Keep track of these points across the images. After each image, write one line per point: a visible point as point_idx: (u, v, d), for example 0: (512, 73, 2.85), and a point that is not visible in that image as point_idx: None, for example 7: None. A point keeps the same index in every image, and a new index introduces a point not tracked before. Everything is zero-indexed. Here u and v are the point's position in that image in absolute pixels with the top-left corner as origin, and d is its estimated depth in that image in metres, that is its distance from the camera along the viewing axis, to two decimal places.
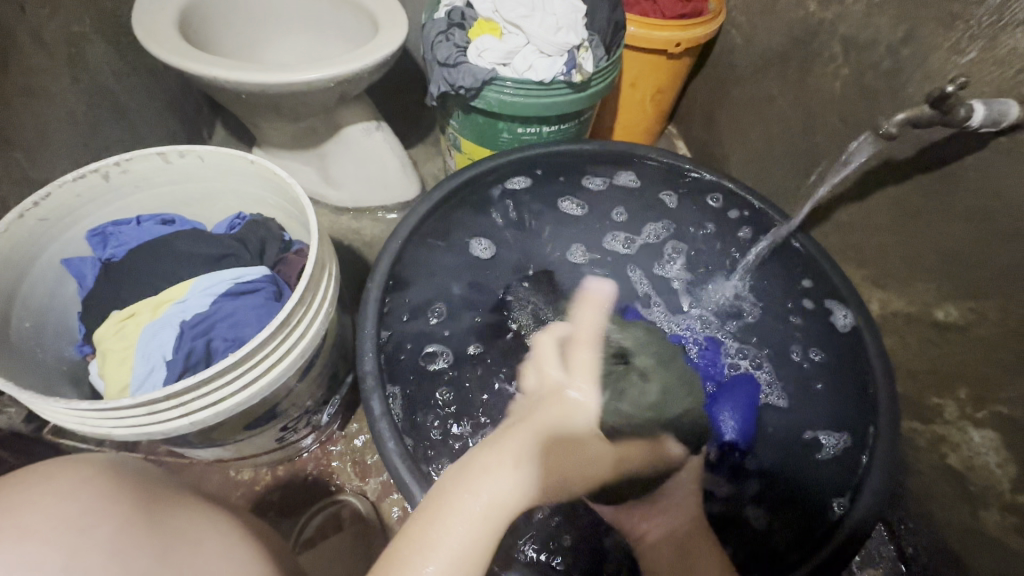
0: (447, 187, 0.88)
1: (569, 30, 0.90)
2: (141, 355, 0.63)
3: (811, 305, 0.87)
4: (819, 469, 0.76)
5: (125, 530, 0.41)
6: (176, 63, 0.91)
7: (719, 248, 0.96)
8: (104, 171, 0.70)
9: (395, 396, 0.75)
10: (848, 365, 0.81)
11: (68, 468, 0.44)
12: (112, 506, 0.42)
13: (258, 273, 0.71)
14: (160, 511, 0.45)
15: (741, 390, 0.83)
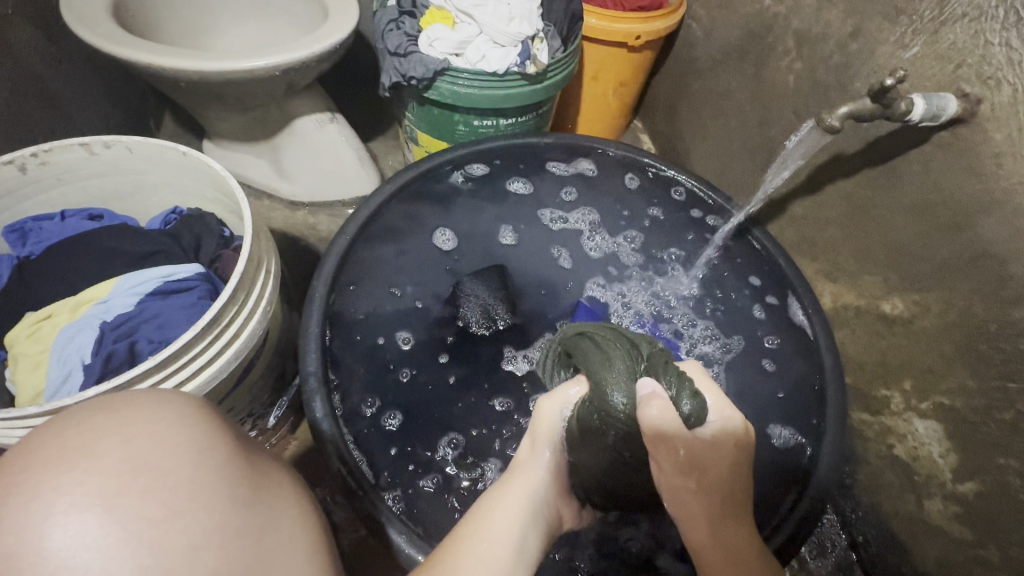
0: (406, 172, 0.89)
1: (522, 20, 0.89)
2: (58, 359, 0.59)
3: (773, 298, 0.87)
4: (774, 454, 0.76)
5: (225, 501, 0.41)
6: (107, 47, 0.86)
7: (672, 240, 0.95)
8: (20, 162, 0.65)
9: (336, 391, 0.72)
10: (795, 365, 0.81)
11: (162, 401, 0.45)
12: (215, 461, 0.42)
13: (190, 269, 0.67)
14: (258, 483, 0.44)
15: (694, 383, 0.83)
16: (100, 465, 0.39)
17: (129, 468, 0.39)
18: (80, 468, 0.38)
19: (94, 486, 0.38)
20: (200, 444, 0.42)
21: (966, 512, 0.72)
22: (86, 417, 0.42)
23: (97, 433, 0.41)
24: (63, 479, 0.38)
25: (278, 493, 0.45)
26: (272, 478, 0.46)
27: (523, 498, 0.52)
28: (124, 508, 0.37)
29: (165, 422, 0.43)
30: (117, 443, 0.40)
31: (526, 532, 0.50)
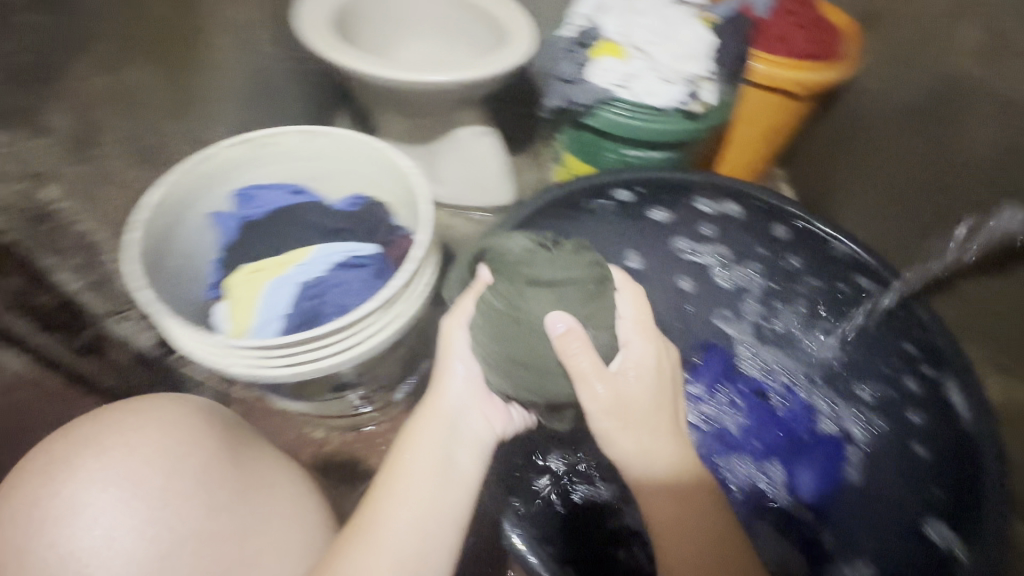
0: (535, 201, 0.89)
1: (692, 60, 0.92)
2: (263, 305, 0.71)
3: (929, 380, 0.77)
4: (909, 547, 0.72)
5: (211, 471, 0.56)
6: (325, 53, 1.01)
7: (812, 295, 0.91)
8: (257, 140, 0.79)
9: None
10: (949, 455, 0.72)
11: (172, 400, 0.60)
12: (204, 441, 0.58)
13: (369, 249, 0.77)
14: (240, 455, 0.60)
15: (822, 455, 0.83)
16: (112, 465, 0.53)
17: (119, 471, 0.53)
18: (70, 471, 0.53)
19: (110, 481, 0.52)
20: (189, 444, 0.56)
21: None
22: (97, 422, 0.57)
23: (122, 429, 0.56)
24: (71, 469, 0.53)
25: (269, 488, 0.60)
26: (263, 479, 0.60)
27: (439, 424, 0.59)
28: (118, 495, 0.52)
29: (144, 416, 0.57)
30: (91, 454, 0.53)
31: (454, 460, 0.57)
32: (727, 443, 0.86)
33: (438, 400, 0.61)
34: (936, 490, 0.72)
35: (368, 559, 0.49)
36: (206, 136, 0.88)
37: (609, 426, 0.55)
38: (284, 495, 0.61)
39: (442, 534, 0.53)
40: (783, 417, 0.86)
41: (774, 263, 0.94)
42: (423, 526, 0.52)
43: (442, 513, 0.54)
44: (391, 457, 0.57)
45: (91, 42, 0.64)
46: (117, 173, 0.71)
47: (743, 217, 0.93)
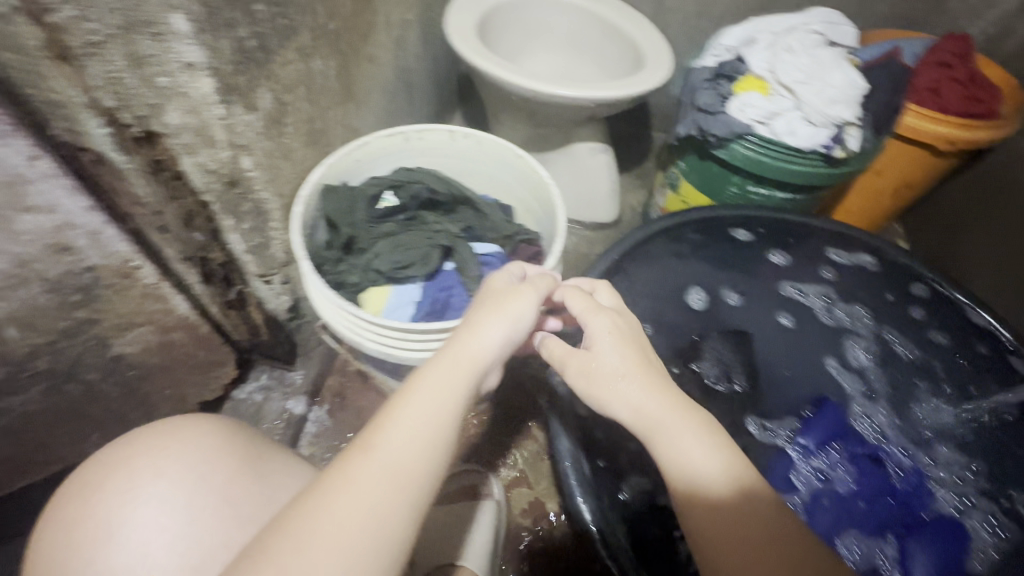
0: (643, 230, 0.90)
1: (844, 105, 0.88)
2: (397, 289, 0.73)
3: None
4: None
5: (233, 481, 0.53)
6: (471, 58, 1.06)
7: (942, 360, 0.84)
8: (407, 135, 0.83)
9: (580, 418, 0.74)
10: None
11: (186, 421, 0.57)
12: (222, 458, 0.54)
13: (494, 249, 0.80)
14: (260, 465, 0.57)
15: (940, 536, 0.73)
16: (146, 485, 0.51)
17: (163, 494, 0.51)
18: (106, 494, 0.50)
19: (140, 503, 0.50)
20: (211, 461, 0.54)
21: None
22: (132, 437, 0.54)
23: (161, 445, 0.54)
24: (107, 490, 0.50)
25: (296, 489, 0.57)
26: (270, 464, 0.58)
27: (451, 367, 0.49)
28: (161, 517, 0.49)
29: (176, 437, 0.54)
30: (122, 477, 0.51)
31: (447, 415, 0.46)
32: (843, 504, 0.76)
33: (465, 350, 0.49)
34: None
35: (327, 515, 0.40)
36: (355, 124, 0.94)
37: (647, 419, 0.52)
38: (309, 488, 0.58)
39: (378, 523, 0.41)
40: (899, 491, 0.77)
41: (893, 323, 0.88)
42: (398, 481, 0.43)
43: (405, 477, 0.43)
44: (397, 394, 0.47)
45: (303, 30, 0.70)
46: (297, 152, 0.76)
47: (877, 274, 0.92)
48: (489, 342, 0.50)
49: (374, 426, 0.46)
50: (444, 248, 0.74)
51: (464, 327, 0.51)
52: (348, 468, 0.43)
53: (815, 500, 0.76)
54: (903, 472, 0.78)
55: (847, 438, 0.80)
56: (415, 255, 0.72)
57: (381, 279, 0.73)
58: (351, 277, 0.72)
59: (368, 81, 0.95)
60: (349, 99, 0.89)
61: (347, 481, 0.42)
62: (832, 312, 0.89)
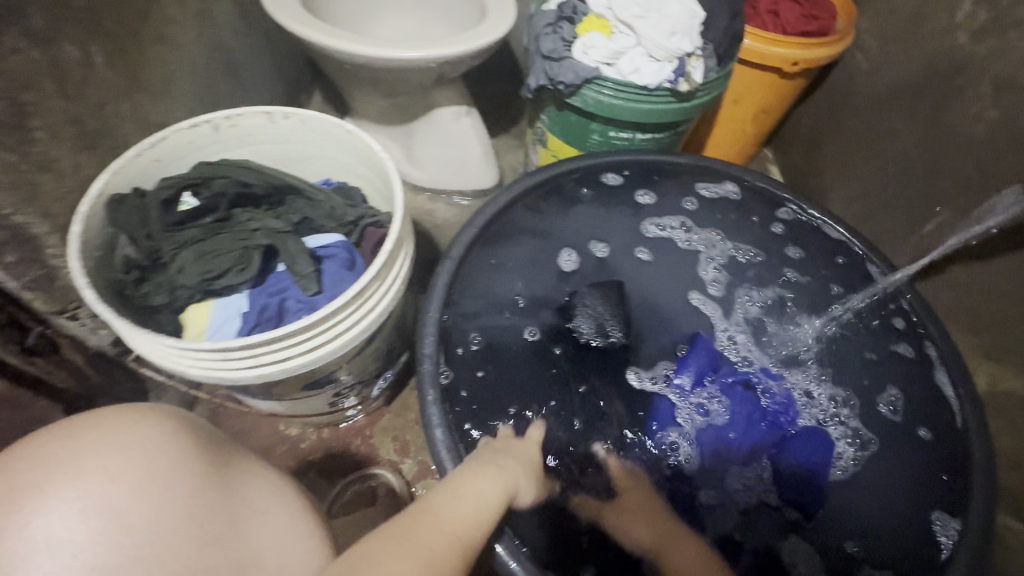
0: (507, 193, 0.88)
1: (683, 35, 0.86)
2: (221, 302, 0.64)
3: (910, 351, 0.81)
4: (909, 538, 0.70)
5: (198, 496, 0.46)
6: (293, 27, 0.95)
7: (802, 277, 0.89)
8: (215, 122, 0.72)
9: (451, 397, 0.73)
10: (932, 453, 0.75)
11: (142, 416, 0.49)
12: (187, 465, 0.47)
13: (335, 238, 0.71)
14: (230, 478, 0.50)
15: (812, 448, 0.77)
16: (87, 485, 0.43)
17: (108, 501, 0.43)
18: (45, 500, 0.42)
19: (70, 508, 0.42)
20: (170, 471, 0.46)
21: None
22: (77, 432, 0.47)
23: (105, 442, 0.46)
24: (44, 495, 0.42)
25: (258, 513, 0.50)
26: (233, 471, 0.51)
27: (497, 480, 0.61)
28: (103, 526, 0.42)
29: (133, 434, 0.47)
30: (68, 480, 0.43)
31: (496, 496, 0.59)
32: (720, 434, 0.79)
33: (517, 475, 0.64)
34: (944, 475, 0.73)
35: (395, 547, 0.46)
36: (159, 118, 0.80)
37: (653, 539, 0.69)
38: (274, 513, 0.51)
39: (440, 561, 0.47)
40: (770, 411, 0.80)
41: (756, 247, 0.92)
42: (463, 541, 0.51)
43: (463, 537, 0.51)
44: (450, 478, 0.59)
45: (24, 9, 0.56)
46: (62, 160, 0.63)
47: (744, 203, 0.95)
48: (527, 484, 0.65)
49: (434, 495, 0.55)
50: (266, 247, 0.66)
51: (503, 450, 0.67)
52: (424, 529, 0.49)
53: (693, 436, 0.78)
54: (773, 394, 0.82)
55: (720, 371, 0.83)
56: (228, 261, 0.64)
57: (198, 294, 0.64)
58: (160, 297, 0.63)
59: (167, 66, 0.81)
60: (139, 90, 0.75)
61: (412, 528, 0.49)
62: (702, 246, 0.92)
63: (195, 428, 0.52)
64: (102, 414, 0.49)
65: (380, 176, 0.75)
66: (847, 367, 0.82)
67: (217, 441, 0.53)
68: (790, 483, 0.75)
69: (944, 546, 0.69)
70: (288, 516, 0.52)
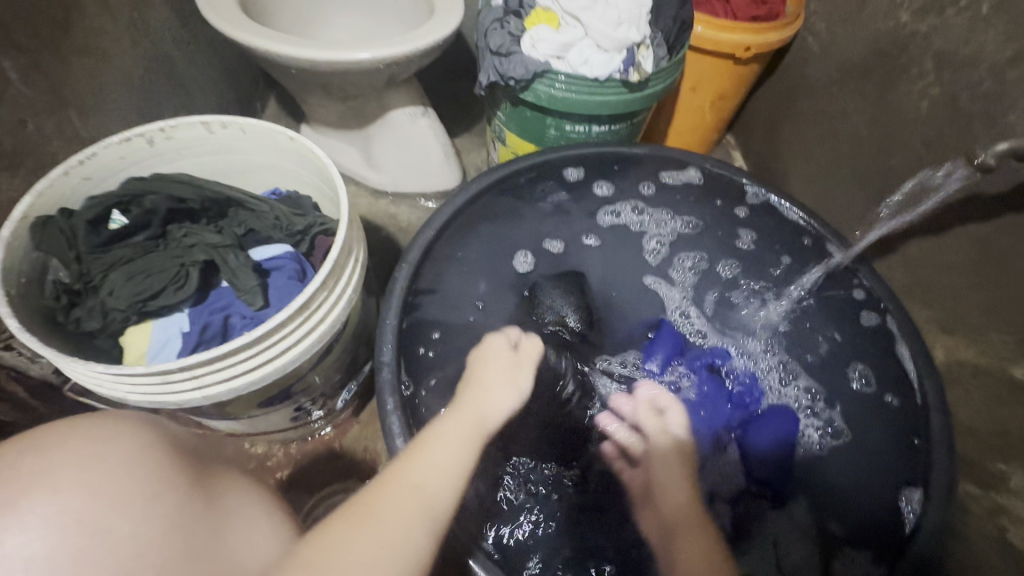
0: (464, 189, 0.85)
1: (630, 25, 0.85)
2: (160, 324, 0.61)
3: (873, 321, 0.81)
4: (877, 513, 0.72)
5: (185, 505, 0.45)
6: (232, 33, 0.91)
7: (758, 260, 0.90)
8: (148, 136, 0.69)
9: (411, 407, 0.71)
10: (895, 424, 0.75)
11: (122, 424, 0.47)
12: (168, 474, 0.46)
13: (281, 250, 0.69)
14: (209, 487, 0.49)
15: (779, 424, 0.79)
16: (67, 497, 0.40)
17: (92, 514, 0.40)
18: (16, 516, 0.39)
19: (42, 526, 0.39)
20: (159, 479, 0.44)
21: None
22: (50, 443, 0.44)
23: (83, 450, 0.43)
24: (16, 510, 0.39)
25: (239, 516, 0.50)
26: (208, 473, 0.51)
27: (466, 422, 0.62)
28: (81, 541, 0.39)
29: (118, 443, 0.45)
30: (45, 493, 0.40)
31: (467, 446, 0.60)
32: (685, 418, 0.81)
33: (474, 409, 0.64)
34: (912, 441, 0.73)
35: (367, 535, 0.46)
36: (92, 134, 0.77)
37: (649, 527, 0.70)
38: (251, 516, 0.51)
39: (408, 547, 0.46)
40: (736, 393, 0.83)
41: (716, 231, 0.92)
42: (427, 508, 0.51)
43: (431, 505, 0.51)
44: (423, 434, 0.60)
45: None
46: None
47: (700, 188, 0.94)
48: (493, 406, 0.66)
49: (404, 457, 0.56)
50: (205, 263, 0.64)
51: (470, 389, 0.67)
52: (389, 502, 0.49)
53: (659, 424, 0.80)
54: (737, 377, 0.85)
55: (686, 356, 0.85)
56: (162, 279, 0.60)
57: (133, 316, 0.61)
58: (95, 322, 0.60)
59: (96, 78, 0.77)
60: (65, 106, 0.72)
61: (384, 514, 0.48)
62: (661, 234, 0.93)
63: (170, 437, 0.51)
64: (81, 423, 0.46)
65: (327, 182, 0.73)
66: (807, 345, 0.84)
67: (188, 445, 0.52)
68: (756, 463, 0.77)
69: (909, 520, 0.70)
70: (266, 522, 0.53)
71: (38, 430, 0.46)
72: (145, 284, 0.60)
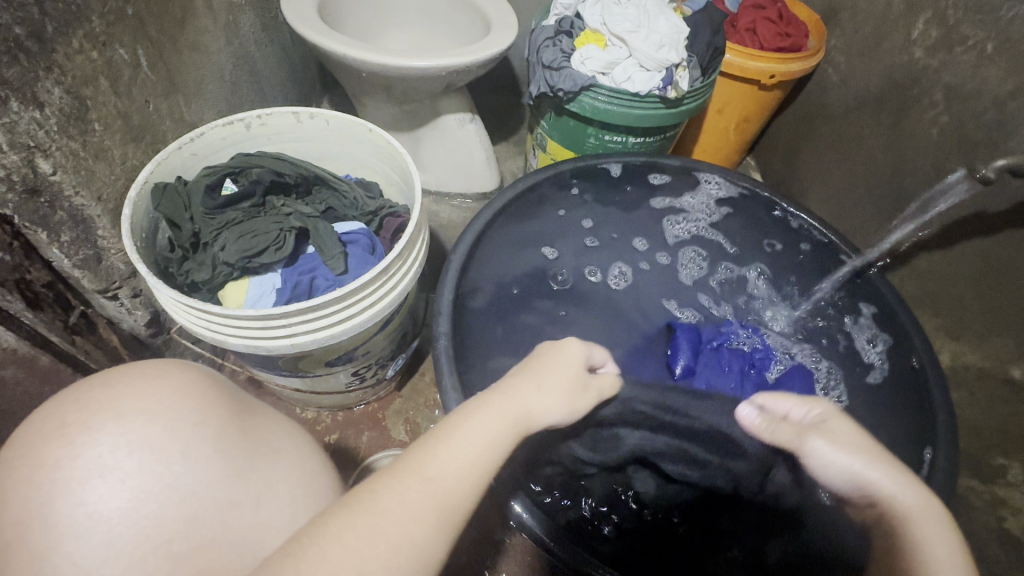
0: (513, 188, 0.94)
1: (670, 48, 0.95)
2: (256, 281, 0.71)
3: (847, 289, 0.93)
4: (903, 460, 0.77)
5: (226, 433, 0.51)
6: (309, 37, 1.01)
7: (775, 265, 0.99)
8: (247, 121, 0.79)
9: (462, 370, 0.78)
10: (903, 402, 0.81)
11: (169, 366, 0.54)
12: (217, 410, 0.52)
13: (357, 226, 0.77)
14: (251, 422, 0.55)
15: (799, 383, 0.86)
16: (129, 423, 0.48)
17: (147, 437, 0.48)
18: (90, 435, 0.47)
19: (116, 443, 0.47)
20: (201, 413, 0.51)
21: None
22: (116, 379, 0.51)
23: (130, 393, 0.50)
24: (90, 430, 0.47)
25: (275, 453, 0.54)
26: (258, 420, 0.56)
27: (502, 415, 0.52)
28: (142, 459, 0.47)
29: (165, 380, 0.52)
30: (110, 417, 0.48)
31: (495, 451, 0.49)
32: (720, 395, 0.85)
33: (522, 404, 0.54)
34: (911, 413, 0.80)
35: (364, 522, 0.41)
36: (193, 118, 0.87)
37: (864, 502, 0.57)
38: (290, 457, 0.55)
39: (410, 540, 0.41)
40: (755, 358, 0.91)
41: (737, 227, 1.02)
42: (444, 501, 0.44)
43: (447, 498, 0.44)
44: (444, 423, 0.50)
45: (87, 14, 0.63)
46: (115, 150, 0.69)
47: (742, 199, 1.03)
48: (542, 405, 0.56)
49: (425, 442, 0.48)
50: (298, 229, 0.74)
51: (529, 387, 0.57)
52: (400, 488, 0.43)
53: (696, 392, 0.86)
54: (749, 347, 0.93)
55: (703, 341, 0.92)
56: (266, 240, 0.70)
57: (235, 272, 0.70)
58: (201, 274, 0.69)
59: (198, 69, 0.88)
60: (176, 92, 0.82)
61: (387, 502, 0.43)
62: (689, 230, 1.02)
63: (218, 382, 0.58)
64: (137, 363, 0.54)
65: (402, 171, 0.81)
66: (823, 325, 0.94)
67: (239, 393, 0.59)
68: None
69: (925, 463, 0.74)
70: (307, 466, 0.56)
71: (109, 370, 0.54)
72: (246, 242, 0.70)
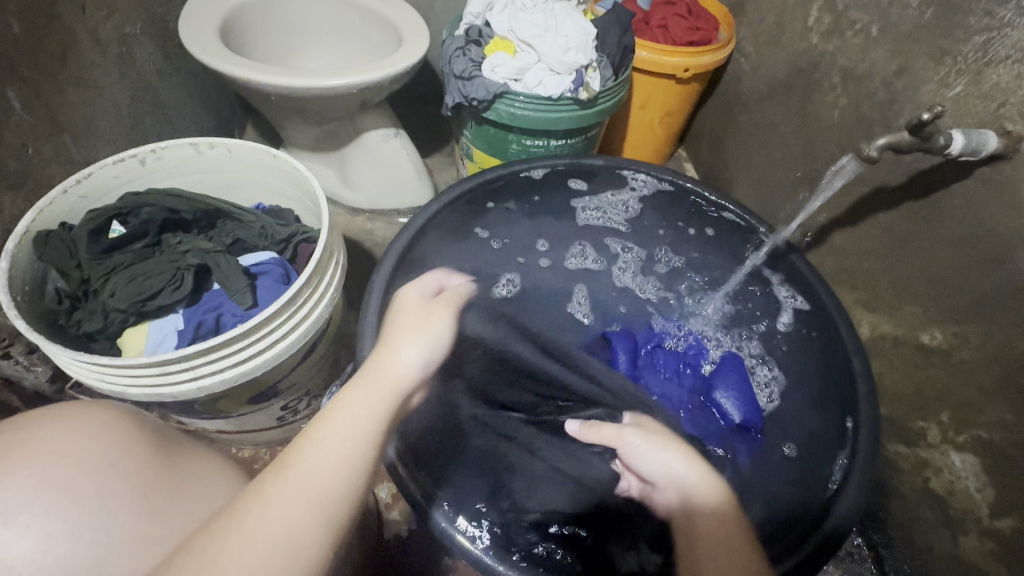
0: (437, 200, 0.92)
1: (577, 51, 0.96)
2: (156, 325, 0.67)
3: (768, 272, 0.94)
4: (830, 431, 0.78)
5: (145, 469, 0.49)
6: (212, 63, 0.97)
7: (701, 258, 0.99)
8: (141, 157, 0.75)
9: None
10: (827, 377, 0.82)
11: (86, 406, 0.52)
12: (132, 448, 0.50)
13: (268, 255, 0.75)
14: (173, 456, 0.52)
15: (733, 369, 0.88)
16: (39, 465, 0.46)
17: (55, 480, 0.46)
18: None
19: (19, 489, 0.45)
20: (121, 449, 0.49)
21: (1002, 550, 0.73)
22: (27, 423, 0.49)
23: (41, 436, 0.48)
24: None
25: (205, 487, 0.52)
26: (181, 452, 0.54)
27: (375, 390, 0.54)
28: (49, 503, 0.45)
29: (82, 419, 0.50)
30: (18, 461, 0.46)
31: (370, 434, 0.50)
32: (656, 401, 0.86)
33: (380, 375, 0.57)
34: (839, 388, 0.80)
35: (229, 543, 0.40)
36: (84, 158, 0.83)
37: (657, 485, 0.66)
38: (219, 485, 0.53)
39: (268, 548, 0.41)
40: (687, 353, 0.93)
41: (665, 220, 1.02)
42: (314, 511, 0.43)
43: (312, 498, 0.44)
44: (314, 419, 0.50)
45: None
46: None
47: (668, 193, 1.03)
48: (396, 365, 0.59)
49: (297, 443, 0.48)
50: (198, 266, 0.71)
51: (384, 352, 0.61)
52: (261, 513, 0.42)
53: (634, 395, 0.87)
54: (684, 345, 0.94)
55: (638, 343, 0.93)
56: (161, 281, 0.68)
57: (131, 317, 0.68)
58: (93, 324, 0.66)
59: (88, 106, 0.84)
60: (62, 132, 0.78)
61: (290, 481, 0.44)
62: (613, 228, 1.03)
63: (140, 420, 0.55)
64: (49, 407, 0.51)
65: (310, 195, 0.79)
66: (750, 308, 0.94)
67: (162, 427, 0.57)
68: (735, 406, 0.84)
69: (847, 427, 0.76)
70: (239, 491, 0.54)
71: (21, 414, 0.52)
72: (141, 285, 0.68)
